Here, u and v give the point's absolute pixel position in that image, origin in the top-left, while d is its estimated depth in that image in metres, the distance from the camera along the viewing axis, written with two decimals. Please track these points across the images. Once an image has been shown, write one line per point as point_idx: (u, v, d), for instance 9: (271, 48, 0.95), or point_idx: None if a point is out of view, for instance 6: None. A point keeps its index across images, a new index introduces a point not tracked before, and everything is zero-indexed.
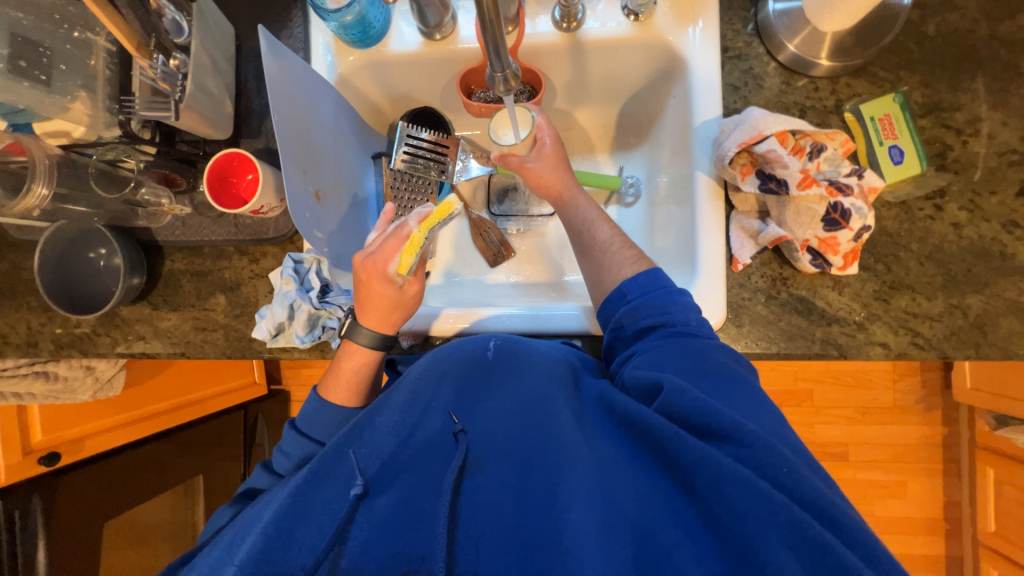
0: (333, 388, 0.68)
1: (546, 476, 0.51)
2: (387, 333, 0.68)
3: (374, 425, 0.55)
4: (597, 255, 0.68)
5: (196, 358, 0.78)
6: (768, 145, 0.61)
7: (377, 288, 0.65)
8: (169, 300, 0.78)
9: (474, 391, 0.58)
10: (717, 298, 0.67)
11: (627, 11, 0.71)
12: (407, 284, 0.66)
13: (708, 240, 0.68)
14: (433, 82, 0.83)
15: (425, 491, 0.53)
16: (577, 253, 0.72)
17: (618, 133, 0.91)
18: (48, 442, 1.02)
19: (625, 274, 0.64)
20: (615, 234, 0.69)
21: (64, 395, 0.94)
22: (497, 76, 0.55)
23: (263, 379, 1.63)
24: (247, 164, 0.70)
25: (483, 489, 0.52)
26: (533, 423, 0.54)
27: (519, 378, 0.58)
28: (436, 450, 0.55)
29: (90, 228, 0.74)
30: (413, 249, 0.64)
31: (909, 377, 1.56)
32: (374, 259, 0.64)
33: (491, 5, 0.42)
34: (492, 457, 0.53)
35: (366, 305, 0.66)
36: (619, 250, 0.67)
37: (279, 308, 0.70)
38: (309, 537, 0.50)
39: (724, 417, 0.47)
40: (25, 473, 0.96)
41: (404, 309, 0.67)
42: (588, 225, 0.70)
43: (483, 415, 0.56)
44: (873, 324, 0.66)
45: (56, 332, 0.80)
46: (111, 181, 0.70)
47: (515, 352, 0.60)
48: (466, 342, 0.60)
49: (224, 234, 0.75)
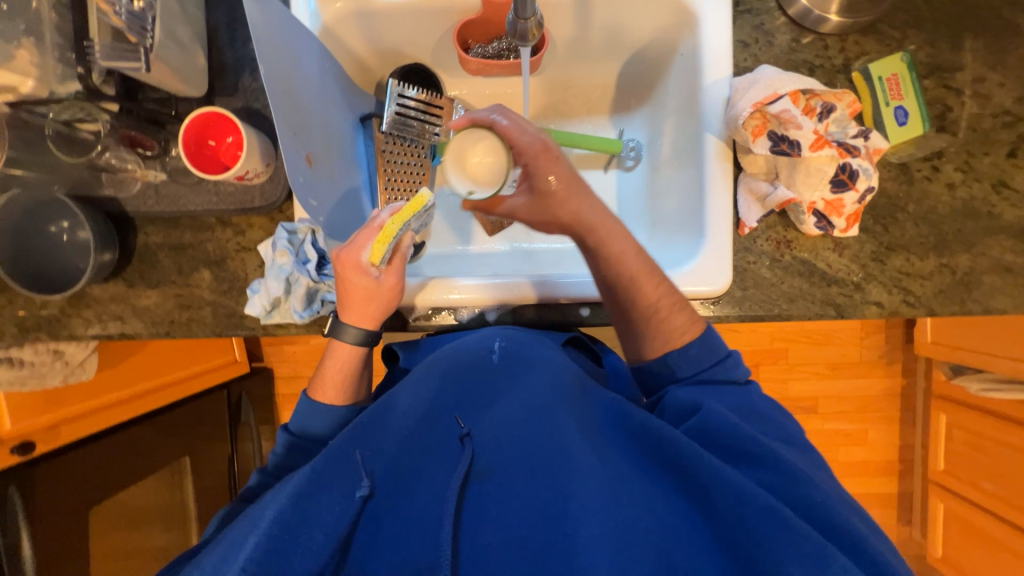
0: (321, 389, 0.67)
1: (554, 483, 0.52)
2: (368, 327, 0.65)
3: (384, 430, 0.57)
4: (640, 324, 0.65)
5: (183, 338, 0.73)
6: (782, 104, 0.61)
7: (352, 280, 0.62)
8: (147, 276, 0.73)
9: (478, 398, 0.61)
10: (722, 264, 0.67)
11: None
12: (383, 275, 0.63)
13: (715, 202, 0.68)
14: (425, 35, 0.77)
15: (430, 495, 0.53)
16: (615, 311, 0.66)
17: (618, 93, 0.87)
18: (20, 430, 0.95)
19: (673, 346, 0.63)
20: (663, 298, 0.64)
21: (31, 381, 0.89)
22: (514, 22, 0.52)
23: (243, 357, 1.58)
24: (228, 125, 0.65)
25: (489, 497, 0.53)
26: (539, 431, 0.55)
27: (525, 380, 0.61)
28: (442, 454, 0.56)
29: (44, 198, 0.66)
30: (386, 239, 0.60)
31: (875, 334, 1.68)
32: (348, 250, 0.61)
33: None
34: (498, 463, 0.54)
35: (345, 299, 0.63)
36: (668, 316, 0.63)
37: (274, 283, 0.66)
38: (315, 541, 0.50)
39: (753, 439, 0.54)
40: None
41: (381, 301, 0.64)
42: (627, 283, 0.63)
43: (487, 420, 0.58)
44: (870, 284, 0.68)
45: (18, 315, 0.73)
46: (71, 144, 0.64)
47: (520, 354, 0.64)
48: (473, 342, 0.65)
49: (204, 202, 0.69)
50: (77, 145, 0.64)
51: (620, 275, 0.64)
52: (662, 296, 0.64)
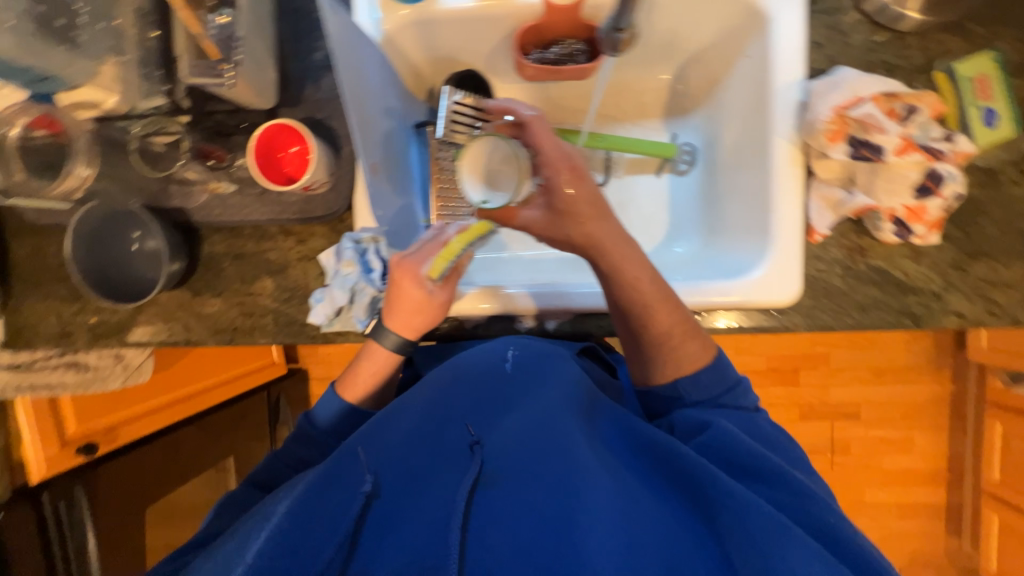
0: (349, 386, 0.67)
1: (565, 493, 0.49)
2: (407, 337, 0.65)
3: (392, 432, 0.56)
4: (650, 350, 0.62)
5: (244, 345, 0.75)
6: (864, 110, 0.59)
7: (405, 288, 0.62)
8: (211, 285, 0.74)
9: (488, 405, 0.59)
10: (793, 273, 0.65)
11: None
12: (437, 291, 0.63)
13: (785, 208, 0.65)
14: (481, 42, 0.76)
15: (434, 499, 0.49)
16: (626, 336, 0.63)
17: (673, 96, 0.86)
18: (84, 431, 0.96)
19: (681, 372, 0.61)
20: (676, 324, 0.60)
21: (93, 385, 0.90)
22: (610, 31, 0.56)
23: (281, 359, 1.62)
24: (293, 135, 0.66)
25: (497, 505, 0.49)
26: (549, 442, 0.53)
27: (535, 391, 0.60)
28: (449, 458, 0.53)
29: (119, 209, 0.69)
30: (448, 257, 0.61)
31: (921, 340, 1.62)
32: (408, 259, 0.63)
33: None
34: (507, 468, 0.51)
35: (393, 305, 0.63)
36: (680, 343, 0.61)
37: (339, 292, 0.66)
38: (321, 536, 0.48)
39: (766, 459, 0.53)
40: (64, 464, 0.93)
41: (427, 315, 0.64)
42: (644, 310, 0.60)
43: (497, 427, 0.56)
44: (950, 293, 0.65)
45: (90, 321, 0.76)
46: (154, 161, 0.68)
47: (529, 366, 0.63)
48: (486, 353, 0.65)
49: (267, 213, 0.70)
50: (155, 155, 0.68)
51: (646, 299, 0.60)
52: (675, 322, 0.61)
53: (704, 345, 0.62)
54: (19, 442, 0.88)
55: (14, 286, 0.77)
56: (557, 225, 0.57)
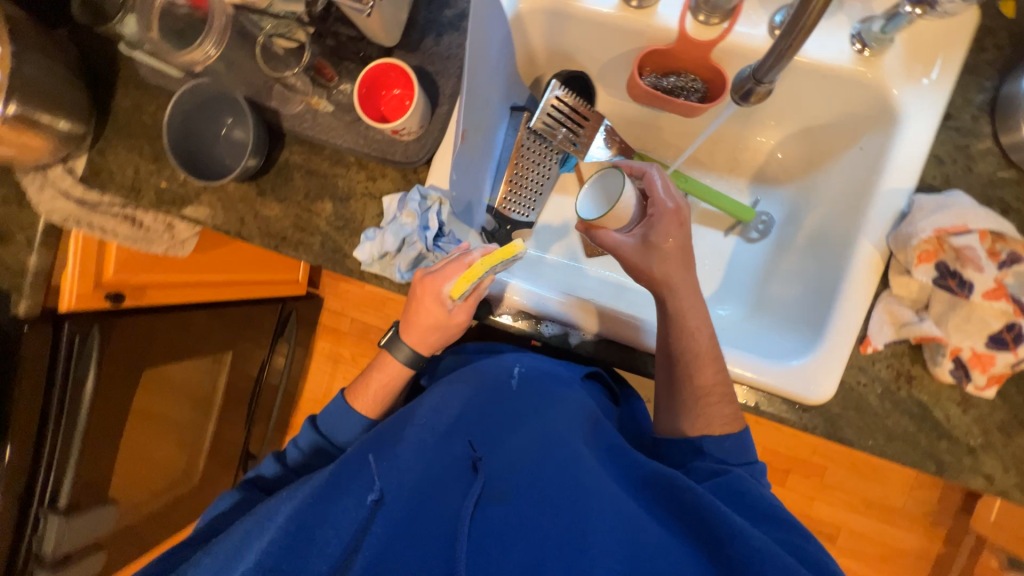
0: (359, 395, 0.74)
1: (569, 511, 0.49)
2: (422, 351, 0.73)
3: (406, 445, 0.59)
4: (686, 402, 0.64)
5: (286, 256, 0.78)
6: (968, 240, 0.57)
7: (427, 305, 0.68)
8: (277, 190, 0.77)
9: (497, 426, 0.61)
10: (831, 376, 0.63)
11: (855, 40, 0.63)
12: (455, 309, 0.68)
13: (847, 310, 0.63)
14: (603, 51, 0.77)
15: (439, 509, 0.50)
16: (665, 379, 0.66)
17: (768, 162, 0.83)
18: (117, 280, 1.03)
19: (714, 430, 0.62)
20: (718, 383, 0.64)
21: (141, 244, 0.91)
22: (748, 82, 0.62)
23: (302, 280, 1.67)
24: (399, 79, 0.67)
25: (501, 517, 0.49)
26: (550, 456, 0.55)
27: (544, 418, 0.62)
28: (456, 474, 0.54)
29: (224, 94, 0.73)
30: (469, 278, 0.62)
31: (926, 488, 1.55)
32: (433, 277, 0.66)
33: (801, 26, 0.47)
34: (513, 485, 0.52)
35: (412, 320, 0.70)
36: (716, 403, 0.63)
37: (390, 237, 0.68)
38: (328, 542, 0.51)
39: (772, 507, 0.54)
40: (92, 304, 0.98)
41: (444, 331, 0.71)
42: (693, 359, 0.64)
43: (503, 446, 0.57)
44: (986, 454, 0.62)
45: (160, 186, 0.81)
46: (273, 60, 0.70)
47: (535, 389, 0.67)
48: (496, 372, 0.70)
49: (352, 142, 0.73)
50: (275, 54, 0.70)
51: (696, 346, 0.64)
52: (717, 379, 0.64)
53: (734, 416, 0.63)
54: (62, 277, 0.93)
55: (107, 131, 0.82)
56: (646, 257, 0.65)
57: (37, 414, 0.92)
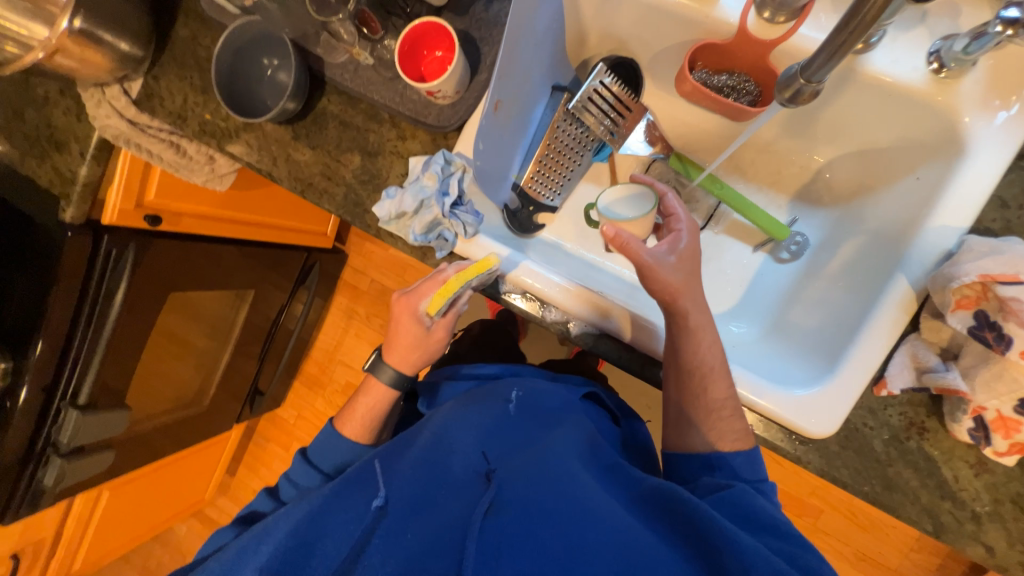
0: (347, 421, 0.78)
1: (565, 528, 0.53)
2: (404, 370, 0.76)
3: (410, 455, 0.63)
4: (695, 416, 0.62)
5: (310, 202, 0.79)
6: (1019, 292, 0.50)
7: (406, 324, 0.74)
8: (310, 136, 0.78)
9: (500, 441, 0.64)
10: (836, 412, 0.60)
11: (932, 58, 0.58)
12: (433, 326, 0.74)
13: (868, 347, 0.59)
14: (656, 40, 0.73)
15: (446, 524, 0.55)
16: (676, 391, 0.64)
17: (814, 181, 0.79)
18: (157, 203, 1.08)
19: (726, 445, 0.61)
20: (731, 397, 0.62)
21: (180, 169, 0.98)
22: (796, 81, 0.53)
23: (329, 233, 1.72)
24: (442, 39, 0.67)
25: (504, 531, 0.53)
26: (551, 474, 0.59)
27: (542, 441, 0.66)
28: (460, 490, 0.58)
29: (272, 33, 0.74)
30: (445, 293, 0.67)
31: (926, 553, 1.50)
32: (409, 297, 0.73)
33: (870, 8, 0.40)
34: (512, 500, 0.56)
35: (393, 342, 0.76)
36: (728, 419, 0.61)
37: (410, 198, 0.68)
38: (330, 549, 0.56)
39: (772, 516, 0.55)
40: (130, 222, 1.04)
41: (423, 349, 0.76)
42: (706, 374, 0.61)
43: (504, 463, 0.61)
44: (990, 522, 0.58)
45: (203, 117, 0.84)
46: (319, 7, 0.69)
47: (535, 409, 0.72)
48: (497, 391, 0.73)
49: (387, 97, 0.73)
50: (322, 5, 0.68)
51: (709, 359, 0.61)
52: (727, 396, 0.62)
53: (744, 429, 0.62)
54: (108, 188, 0.99)
55: (163, 57, 0.85)
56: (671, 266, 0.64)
57: (69, 315, 0.97)
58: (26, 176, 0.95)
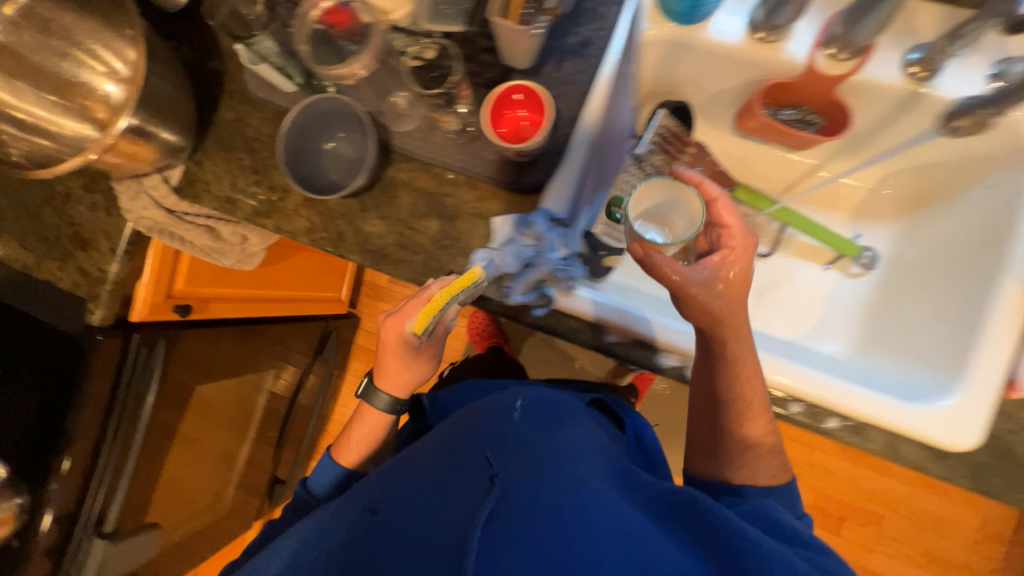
0: (344, 450, 0.85)
1: (540, 512, 0.49)
2: (399, 392, 0.83)
3: (422, 469, 0.59)
4: (729, 450, 0.63)
5: (386, 273, 0.75)
6: None
7: (393, 347, 0.78)
8: (380, 207, 0.75)
9: (513, 445, 0.59)
10: (980, 423, 0.59)
11: (993, 77, 0.62)
12: (421, 344, 0.78)
13: (994, 351, 0.61)
14: (714, 84, 0.77)
15: (444, 522, 0.49)
16: (698, 420, 0.66)
17: (871, 197, 0.83)
18: (185, 292, 1.00)
19: (757, 480, 0.60)
20: (765, 438, 0.63)
21: (212, 254, 0.90)
22: (971, 111, 0.63)
23: (344, 298, 1.65)
24: (528, 100, 0.70)
25: (518, 525, 0.47)
26: (559, 477, 0.53)
27: (566, 444, 0.61)
28: (465, 492, 0.52)
29: (343, 108, 0.73)
30: (430, 311, 0.66)
31: (989, 542, 1.49)
32: (394, 321, 0.77)
33: None
34: (510, 494, 0.51)
35: (382, 367, 0.81)
36: (762, 457, 0.62)
37: (513, 259, 0.68)
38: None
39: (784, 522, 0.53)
40: (160, 316, 0.95)
41: (414, 369, 0.81)
42: (750, 410, 0.62)
43: (510, 463, 0.55)
44: None
45: (258, 198, 0.80)
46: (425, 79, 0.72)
47: (541, 414, 0.67)
48: (501, 402, 0.69)
49: (464, 162, 0.73)
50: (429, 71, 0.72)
51: (721, 386, 0.62)
52: (762, 429, 0.63)
53: (778, 466, 0.62)
54: (137, 283, 0.90)
55: (206, 142, 0.82)
56: (710, 294, 0.61)
57: (96, 427, 0.86)
58: (45, 280, 0.86)
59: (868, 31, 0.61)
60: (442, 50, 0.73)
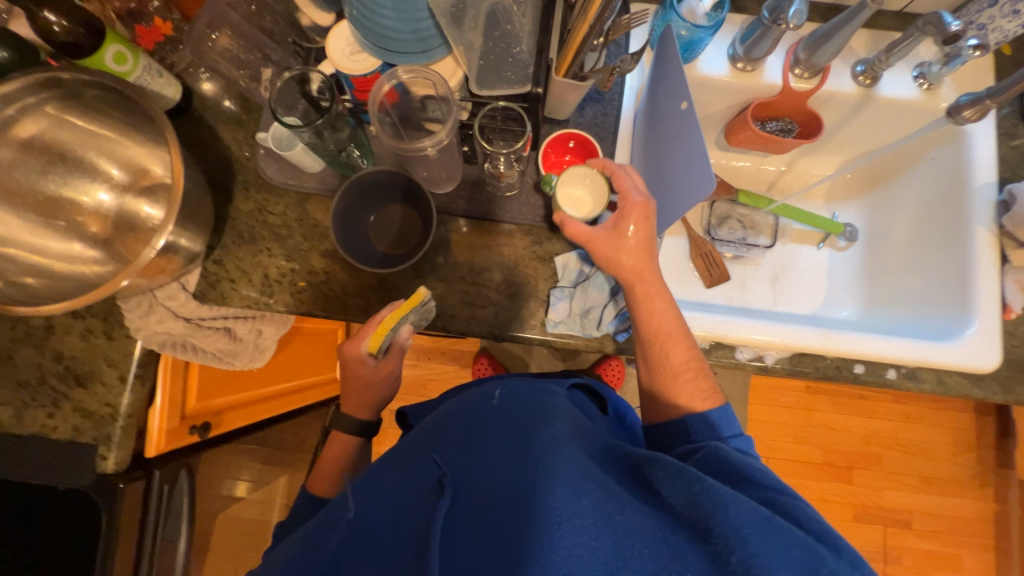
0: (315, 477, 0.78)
1: (516, 499, 0.46)
2: (363, 412, 0.81)
3: (397, 474, 0.56)
4: (656, 384, 0.67)
5: (456, 334, 0.74)
6: None
7: (353, 369, 0.76)
8: (436, 269, 0.75)
9: (451, 442, 0.57)
10: (992, 345, 0.73)
11: (919, 79, 0.80)
12: (381, 362, 0.76)
13: (985, 286, 0.76)
14: (705, 109, 0.88)
15: (409, 524, 0.47)
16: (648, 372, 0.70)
17: (837, 181, 0.99)
18: (198, 409, 0.88)
19: (690, 409, 0.64)
20: (690, 358, 0.66)
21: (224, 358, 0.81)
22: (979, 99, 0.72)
23: None
24: (577, 144, 0.76)
25: (484, 521, 0.46)
26: (536, 454, 0.51)
27: (476, 423, 0.59)
28: (422, 492, 0.50)
29: (387, 180, 0.72)
30: (381, 334, 0.68)
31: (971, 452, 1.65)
32: (349, 344, 0.75)
33: None
34: (479, 490, 0.49)
35: (347, 390, 0.80)
36: (690, 380, 0.65)
37: (596, 292, 0.73)
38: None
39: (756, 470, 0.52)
40: (179, 442, 0.83)
41: (376, 386, 0.79)
42: (664, 339, 0.65)
43: (470, 460, 0.53)
44: None
45: (297, 284, 0.75)
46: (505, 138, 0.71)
47: (520, 404, 0.62)
48: (481, 396, 0.66)
49: (516, 212, 0.75)
50: (487, 137, 0.70)
51: (674, 327, 0.66)
52: (687, 357, 0.66)
53: (712, 389, 0.65)
54: (149, 411, 0.78)
55: (225, 237, 0.75)
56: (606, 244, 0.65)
57: None
58: (30, 435, 0.71)
59: (825, 54, 0.75)
60: (504, 109, 0.69)
